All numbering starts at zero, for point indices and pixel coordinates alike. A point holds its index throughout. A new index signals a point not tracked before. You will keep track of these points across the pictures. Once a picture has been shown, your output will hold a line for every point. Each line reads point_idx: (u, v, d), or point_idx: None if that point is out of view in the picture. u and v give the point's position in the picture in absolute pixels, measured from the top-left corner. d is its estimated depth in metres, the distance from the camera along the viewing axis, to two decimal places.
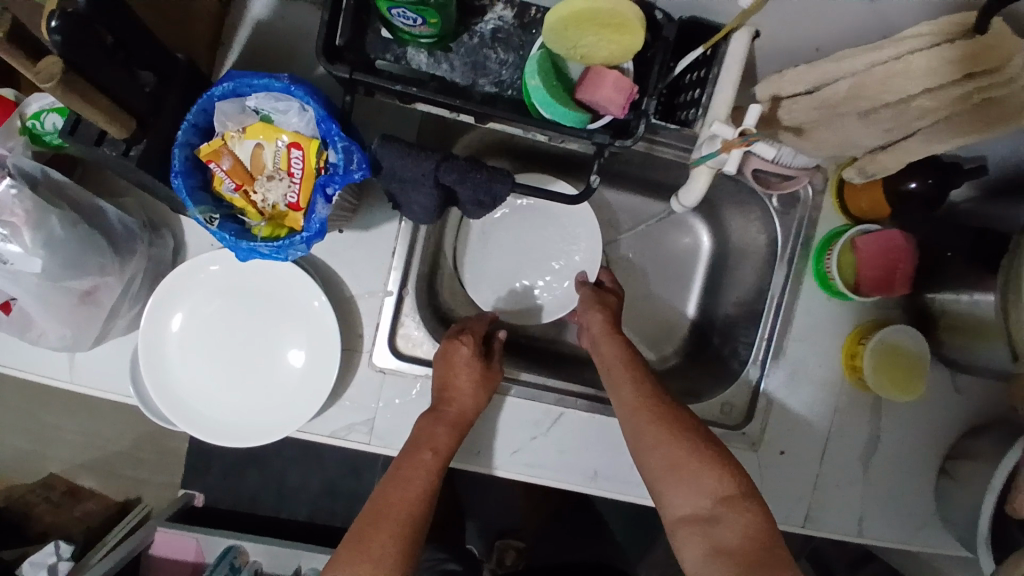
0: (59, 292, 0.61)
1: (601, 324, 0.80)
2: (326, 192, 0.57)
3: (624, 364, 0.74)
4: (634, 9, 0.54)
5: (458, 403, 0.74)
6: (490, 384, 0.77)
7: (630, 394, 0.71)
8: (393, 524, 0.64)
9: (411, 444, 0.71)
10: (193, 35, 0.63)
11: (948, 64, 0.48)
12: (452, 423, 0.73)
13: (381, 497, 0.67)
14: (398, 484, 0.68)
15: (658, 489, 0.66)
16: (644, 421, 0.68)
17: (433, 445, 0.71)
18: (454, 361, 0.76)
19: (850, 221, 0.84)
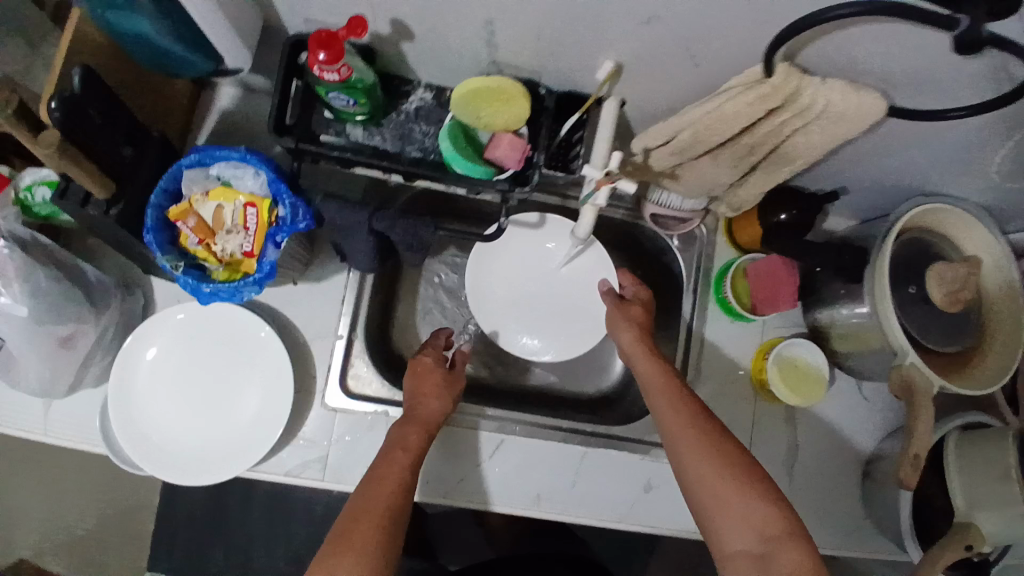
0: (41, 337, 0.72)
1: (634, 344, 0.84)
2: (276, 240, 0.70)
3: (663, 391, 0.78)
4: (515, 83, 0.70)
5: (425, 412, 0.81)
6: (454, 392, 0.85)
7: (675, 419, 0.75)
8: (382, 521, 0.67)
9: (391, 448, 0.76)
10: (166, 121, 0.76)
11: (748, 106, 0.59)
12: (420, 426, 0.79)
13: (365, 496, 0.69)
14: (381, 481, 0.72)
15: (709, 523, 0.69)
16: (690, 453, 0.72)
17: (405, 448, 0.76)
18: (426, 376, 0.84)
19: (741, 252, 0.99)
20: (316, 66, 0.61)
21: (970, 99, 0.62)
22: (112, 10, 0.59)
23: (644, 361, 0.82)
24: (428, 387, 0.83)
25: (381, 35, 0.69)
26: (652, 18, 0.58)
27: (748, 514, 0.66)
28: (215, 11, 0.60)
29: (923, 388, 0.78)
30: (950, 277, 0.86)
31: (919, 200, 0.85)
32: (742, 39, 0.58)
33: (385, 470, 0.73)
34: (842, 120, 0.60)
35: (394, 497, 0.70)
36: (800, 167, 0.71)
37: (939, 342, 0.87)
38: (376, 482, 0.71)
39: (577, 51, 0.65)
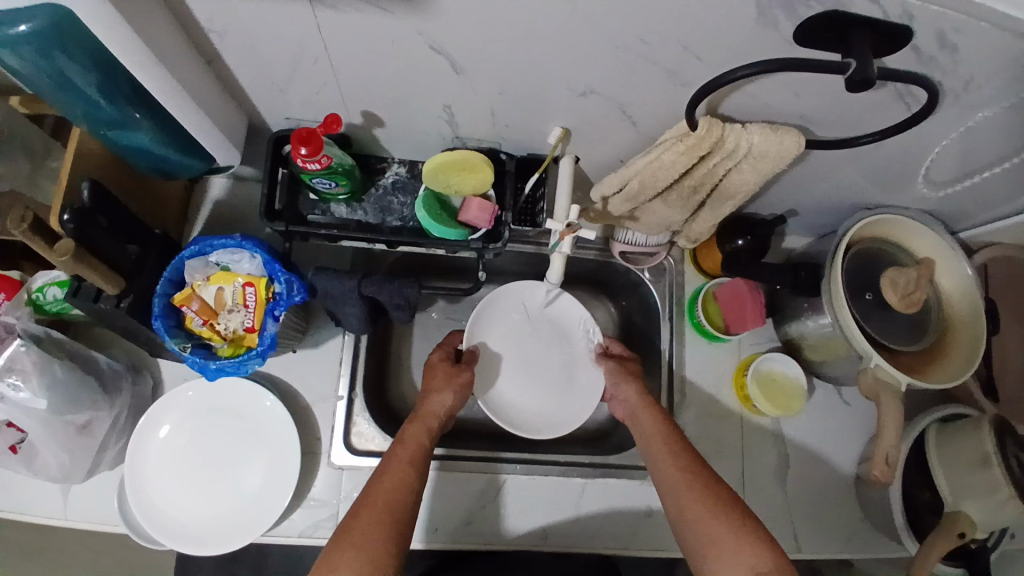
0: (61, 425, 0.78)
1: (636, 395, 0.89)
2: (275, 313, 0.76)
3: (664, 438, 0.82)
4: (478, 154, 0.78)
5: (431, 409, 0.85)
6: (464, 390, 0.88)
7: (673, 469, 0.78)
8: (383, 518, 0.71)
9: (397, 445, 0.80)
10: (166, 217, 0.84)
11: (682, 155, 0.68)
12: (422, 424, 0.83)
13: (369, 492, 0.74)
14: (388, 476, 0.75)
15: (702, 561, 0.70)
16: (686, 494, 0.74)
17: (410, 443, 0.79)
18: (437, 376, 0.88)
19: (708, 278, 1.05)
20: (299, 159, 0.69)
21: (885, 123, 0.69)
22: (113, 130, 0.68)
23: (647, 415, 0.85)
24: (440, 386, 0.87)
25: (355, 124, 0.78)
26: (586, 89, 0.67)
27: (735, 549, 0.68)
28: (205, 120, 0.68)
29: (888, 388, 0.83)
30: (904, 282, 0.88)
31: (864, 214, 0.91)
32: (666, 98, 0.67)
33: (392, 467, 0.76)
34: (770, 156, 0.67)
35: (399, 496, 0.73)
36: (740, 202, 0.78)
37: (904, 343, 0.90)
38: (382, 476, 0.75)
39: (529, 121, 0.75)
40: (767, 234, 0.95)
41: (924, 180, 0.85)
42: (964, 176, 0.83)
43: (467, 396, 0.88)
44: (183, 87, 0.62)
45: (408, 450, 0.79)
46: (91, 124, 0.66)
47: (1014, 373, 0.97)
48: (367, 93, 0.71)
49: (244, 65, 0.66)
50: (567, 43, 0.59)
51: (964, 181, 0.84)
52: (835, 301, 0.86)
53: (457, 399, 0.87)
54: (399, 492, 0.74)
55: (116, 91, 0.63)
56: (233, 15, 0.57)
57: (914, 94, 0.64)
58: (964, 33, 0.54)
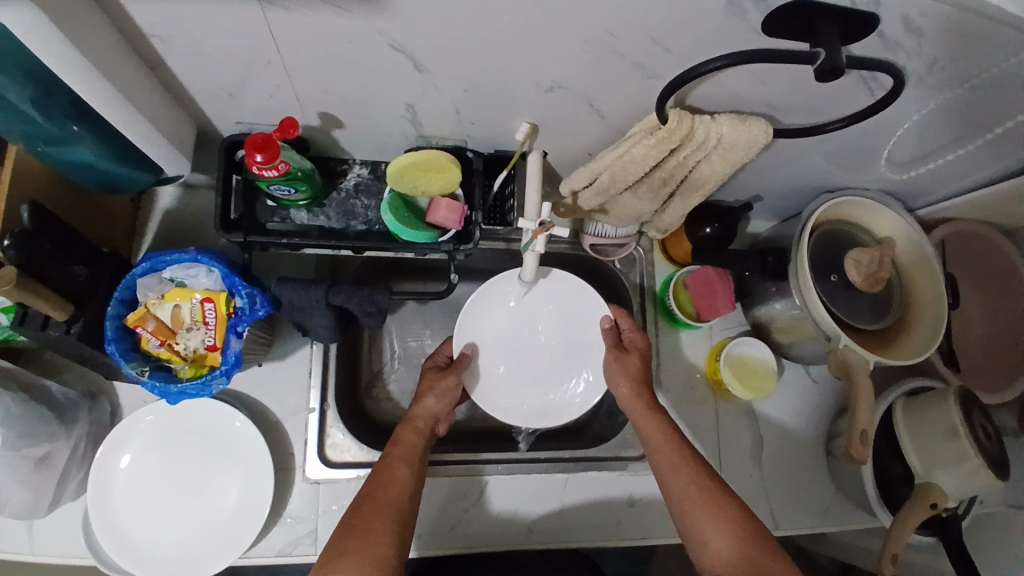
0: (18, 461, 0.73)
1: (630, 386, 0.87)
2: (237, 330, 0.72)
3: (661, 427, 0.82)
4: (444, 154, 0.76)
5: (423, 413, 0.83)
6: (455, 394, 0.85)
7: (671, 460, 0.79)
8: (385, 523, 0.70)
9: (391, 448, 0.78)
10: (114, 232, 0.79)
11: (652, 149, 0.67)
12: (417, 428, 0.81)
13: (368, 495, 0.73)
14: (387, 479, 0.74)
15: (702, 550, 0.72)
16: (684, 485, 0.76)
17: (405, 447, 0.78)
18: (425, 380, 0.85)
19: (677, 266, 1.06)
20: (255, 167, 0.66)
21: (848, 109, 0.70)
22: (51, 146, 0.63)
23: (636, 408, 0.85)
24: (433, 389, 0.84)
25: (313, 126, 0.75)
26: (554, 85, 0.66)
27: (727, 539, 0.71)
28: (152, 128, 0.64)
29: (858, 367, 0.85)
30: (867, 262, 0.91)
31: (825, 197, 0.92)
32: (634, 91, 0.66)
33: (389, 470, 0.75)
34: (740, 145, 0.67)
35: (399, 499, 0.73)
36: (709, 192, 0.78)
37: (869, 321, 0.93)
38: (380, 479, 0.74)
39: (495, 117, 0.73)
40: (734, 220, 0.95)
41: (886, 163, 0.88)
42: (927, 159, 0.86)
43: (456, 395, 0.85)
44: (125, 95, 0.58)
45: (403, 453, 0.77)
46: (25, 139, 0.61)
47: (970, 343, 1.01)
48: (327, 93, 0.67)
49: (191, 68, 0.62)
50: (533, 39, 0.58)
51: (927, 163, 0.88)
52: (804, 286, 0.87)
53: (445, 402, 0.84)
54: (397, 495, 0.73)
55: (52, 103, 0.58)
56: (178, 15, 0.53)
57: (878, 80, 0.64)
58: (924, 19, 0.55)
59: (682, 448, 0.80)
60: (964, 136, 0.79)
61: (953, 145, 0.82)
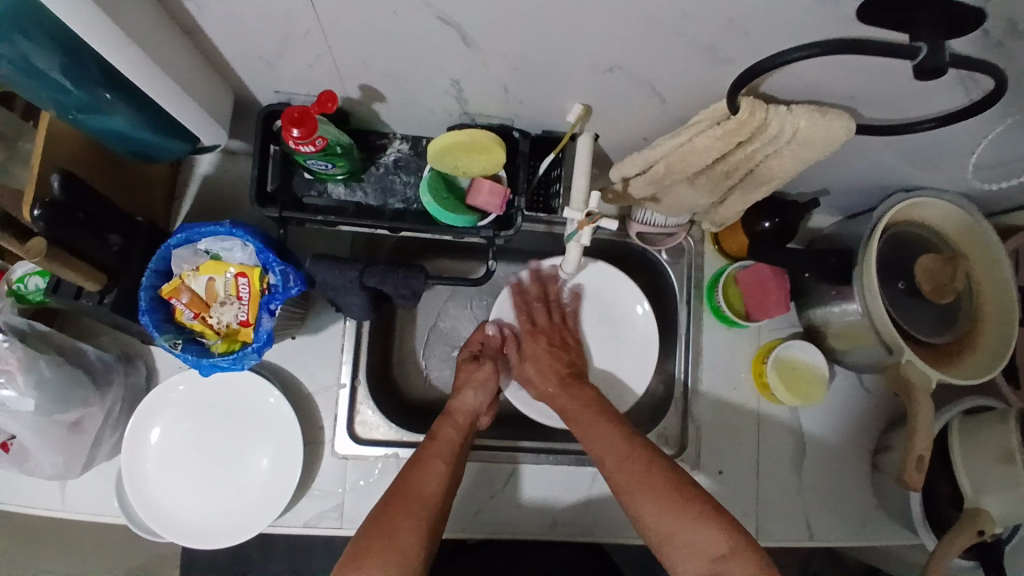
0: (50, 425, 0.74)
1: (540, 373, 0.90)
2: (270, 307, 0.70)
3: (593, 409, 0.83)
4: (489, 133, 0.70)
5: (463, 407, 0.87)
6: (492, 385, 0.90)
7: (602, 443, 0.79)
8: (416, 515, 0.74)
9: (430, 440, 0.82)
10: (151, 198, 0.78)
11: (717, 141, 0.61)
12: (456, 424, 0.85)
13: (401, 489, 0.76)
14: (422, 474, 0.78)
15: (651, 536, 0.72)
16: (618, 467, 0.76)
17: (444, 441, 0.82)
18: (463, 372, 0.90)
19: (729, 260, 0.99)
20: (291, 142, 0.63)
21: (940, 106, 0.62)
22: (84, 114, 0.61)
23: (567, 394, 0.87)
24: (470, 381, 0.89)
25: (352, 99, 0.71)
26: (612, 66, 0.60)
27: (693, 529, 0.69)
28: (185, 97, 0.61)
29: (919, 384, 0.78)
30: (940, 270, 0.83)
31: (901, 197, 0.82)
32: (699, 76, 0.60)
33: (424, 466, 0.78)
34: (816, 142, 0.61)
35: (432, 495, 0.76)
36: (774, 188, 0.71)
37: (933, 334, 0.85)
38: (415, 474, 0.77)
39: (545, 97, 0.68)
40: (797, 215, 0.88)
41: (975, 170, 0.79)
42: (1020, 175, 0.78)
43: (493, 389, 0.90)
44: (157, 63, 0.56)
45: (440, 448, 0.81)
46: (57, 107, 0.60)
47: None
48: (366, 65, 0.64)
49: (227, 35, 0.59)
50: (591, 17, 0.52)
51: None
52: (865, 284, 0.79)
53: (485, 394, 0.89)
54: (431, 491, 0.76)
55: (80, 67, 0.56)
56: None
57: (976, 82, 0.57)
58: None
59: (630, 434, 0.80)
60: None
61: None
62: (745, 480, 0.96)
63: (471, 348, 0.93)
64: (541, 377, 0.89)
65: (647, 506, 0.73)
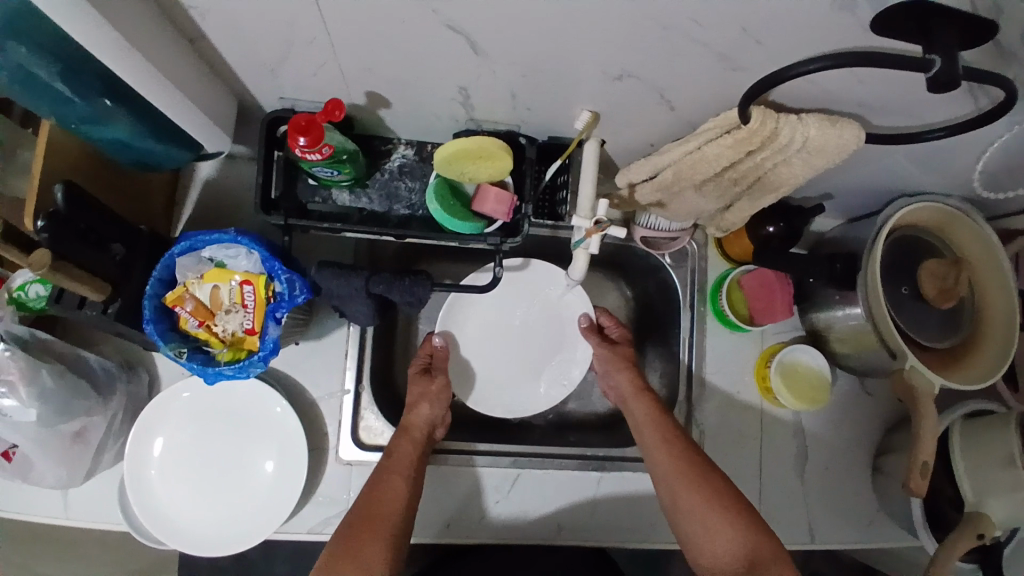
0: (54, 437, 0.74)
1: (630, 384, 0.90)
2: (276, 316, 0.70)
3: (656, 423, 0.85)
4: (496, 142, 0.70)
5: (418, 421, 0.85)
6: (447, 397, 0.88)
7: (666, 457, 0.81)
8: (379, 533, 0.73)
9: (387, 459, 0.80)
10: (153, 204, 0.77)
11: (728, 148, 0.62)
12: (414, 439, 0.83)
13: (363, 511, 0.75)
14: (383, 495, 0.76)
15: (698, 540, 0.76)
16: (671, 474, 0.80)
17: (400, 457, 0.80)
18: (416, 385, 0.88)
19: (733, 264, 0.99)
20: (297, 150, 0.62)
21: (949, 115, 0.62)
22: (84, 125, 0.61)
23: (641, 403, 0.88)
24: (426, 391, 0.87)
25: (358, 104, 0.71)
26: (622, 74, 0.60)
27: (741, 536, 0.73)
28: (189, 107, 0.61)
29: (923, 391, 0.78)
30: (943, 273, 0.84)
31: (905, 200, 0.81)
32: (709, 85, 0.60)
33: (383, 485, 0.77)
34: (824, 152, 0.61)
35: (394, 513, 0.75)
36: (782, 194, 0.71)
37: (934, 338, 0.85)
38: (376, 493, 0.76)
39: (552, 104, 0.68)
40: (801, 220, 0.88)
41: (983, 175, 0.79)
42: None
43: (447, 397, 0.88)
44: (163, 74, 0.55)
45: (400, 464, 0.79)
46: (58, 117, 0.59)
47: None
48: (373, 72, 0.63)
49: (233, 43, 0.58)
50: (602, 26, 0.52)
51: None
52: (868, 280, 0.78)
53: (439, 407, 0.87)
54: (391, 509, 0.75)
55: (81, 75, 0.56)
56: None
57: (988, 89, 0.57)
58: None
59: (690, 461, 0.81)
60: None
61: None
62: (748, 484, 0.96)
63: (421, 362, 0.91)
64: (626, 382, 0.90)
65: (697, 517, 0.76)
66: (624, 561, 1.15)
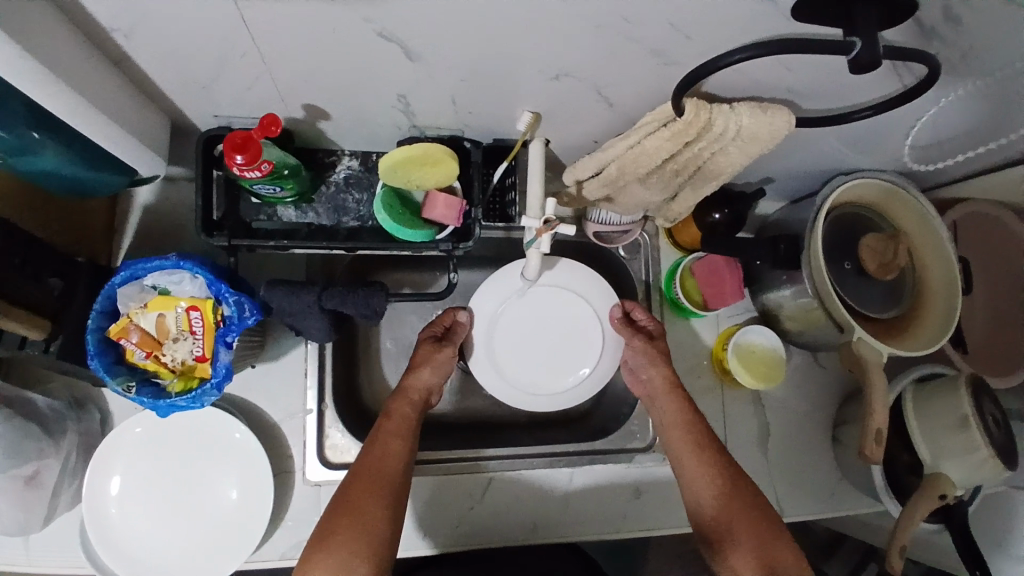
0: (5, 481, 0.71)
1: (663, 378, 0.86)
2: (227, 340, 0.68)
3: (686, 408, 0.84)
4: (440, 147, 0.70)
5: (415, 385, 0.83)
6: (449, 367, 0.84)
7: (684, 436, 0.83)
8: (381, 490, 0.72)
9: (384, 420, 0.79)
10: (90, 233, 0.74)
11: (667, 141, 0.63)
12: (413, 403, 0.81)
13: (362, 472, 0.73)
14: (387, 454, 0.75)
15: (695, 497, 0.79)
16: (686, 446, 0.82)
17: (398, 419, 0.79)
18: (421, 350, 0.84)
19: (684, 252, 1.02)
20: (236, 168, 0.61)
21: (875, 93, 0.65)
22: (12, 156, 0.59)
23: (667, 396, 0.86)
24: (429, 363, 0.83)
25: (297, 118, 0.69)
26: (560, 73, 0.61)
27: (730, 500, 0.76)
28: (119, 132, 0.59)
29: (870, 359, 0.81)
30: (883, 248, 0.87)
31: (840, 180, 0.84)
32: (646, 78, 0.61)
33: (383, 445, 0.76)
34: (760, 138, 0.63)
35: (396, 475, 0.74)
36: (723, 182, 0.73)
37: (879, 309, 0.89)
38: (375, 454, 0.75)
39: (495, 105, 0.68)
40: (745, 206, 0.91)
41: (911, 149, 0.83)
42: (958, 153, 0.82)
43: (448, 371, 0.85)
44: (89, 99, 0.53)
45: (397, 425, 0.78)
46: None
47: (978, 328, 0.97)
48: (311, 84, 0.62)
49: (161, 62, 0.57)
50: (536, 27, 0.52)
51: (954, 153, 0.82)
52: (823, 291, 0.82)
53: (440, 374, 0.84)
54: (393, 469, 0.74)
55: (6, 107, 0.54)
56: (141, 11, 0.48)
57: (910, 68, 0.60)
58: None
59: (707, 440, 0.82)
60: (997, 131, 0.75)
61: (985, 139, 0.78)
62: None
63: (436, 330, 0.86)
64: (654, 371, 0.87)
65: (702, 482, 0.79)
66: (603, 553, 1.16)
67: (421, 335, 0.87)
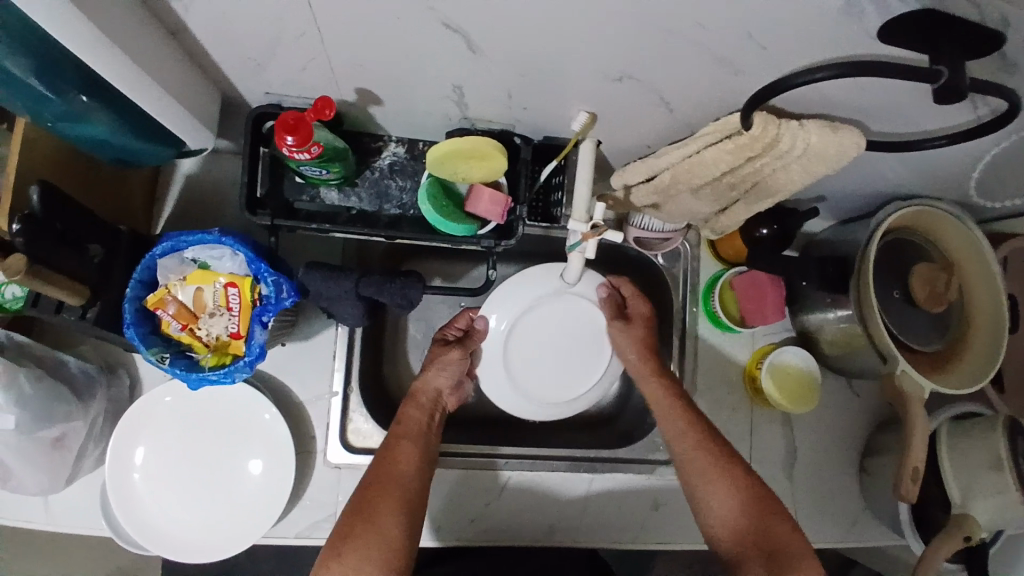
0: (33, 443, 0.71)
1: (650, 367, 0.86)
2: (263, 319, 0.68)
3: (680, 409, 0.83)
4: (491, 141, 0.69)
5: (427, 390, 0.83)
6: (462, 368, 0.84)
7: (683, 439, 0.81)
8: (393, 493, 0.72)
9: (396, 427, 0.79)
10: (132, 202, 0.75)
11: (728, 154, 0.61)
12: (424, 407, 0.82)
13: (374, 480, 0.73)
14: (397, 457, 0.76)
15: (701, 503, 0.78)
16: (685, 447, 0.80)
17: (410, 423, 0.79)
18: (433, 352, 0.84)
19: (724, 265, 0.99)
20: (285, 150, 0.60)
21: (948, 122, 0.62)
22: (62, 122, 0.59)
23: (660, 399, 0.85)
24: (446, 364, 0.83)
25: (347, 101, 0.68)
26: (620, 76, 0.59)
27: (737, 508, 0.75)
28: (171, 105, 0.59)
29: (913, 393, 0.78)
30: (935, 277, 0.84)
31: (896, 205, 0.80)
32: (710, 87, 0.59)
33: (394, 449, 0.76)
34: (824, 158, 0.60)
35: (409, 479, 0.74)
36: (779, 200, 0.71)
37: (923, 342, 0.86)
38: (387, 459, 0.75)
39: (549, 103, 0.66)
40: (795, 223, 0.88)
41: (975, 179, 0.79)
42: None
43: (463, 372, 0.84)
44: (145, 71, 0.53)
45: (409, 430, 0.79)
46: (34, 114, 0.58)
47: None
48: (365, 70, 0.61)
49: (218, 37, 0.56)
50: (601, 29, 0.51)
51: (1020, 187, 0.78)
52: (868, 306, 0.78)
53: (454, 376, 0.84)
54: (405, 472, 0.74)
55: (60, 72, 0.54)
56: None
57: (987, 100, 0.57)
58: None
59: (713, 451, 0.79)
60: None
61: None
62: None
63: (452, 332, 0.87)
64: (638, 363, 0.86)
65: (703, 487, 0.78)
66: (613, 556, 1.15)
67: (436, 338, 0.87)
